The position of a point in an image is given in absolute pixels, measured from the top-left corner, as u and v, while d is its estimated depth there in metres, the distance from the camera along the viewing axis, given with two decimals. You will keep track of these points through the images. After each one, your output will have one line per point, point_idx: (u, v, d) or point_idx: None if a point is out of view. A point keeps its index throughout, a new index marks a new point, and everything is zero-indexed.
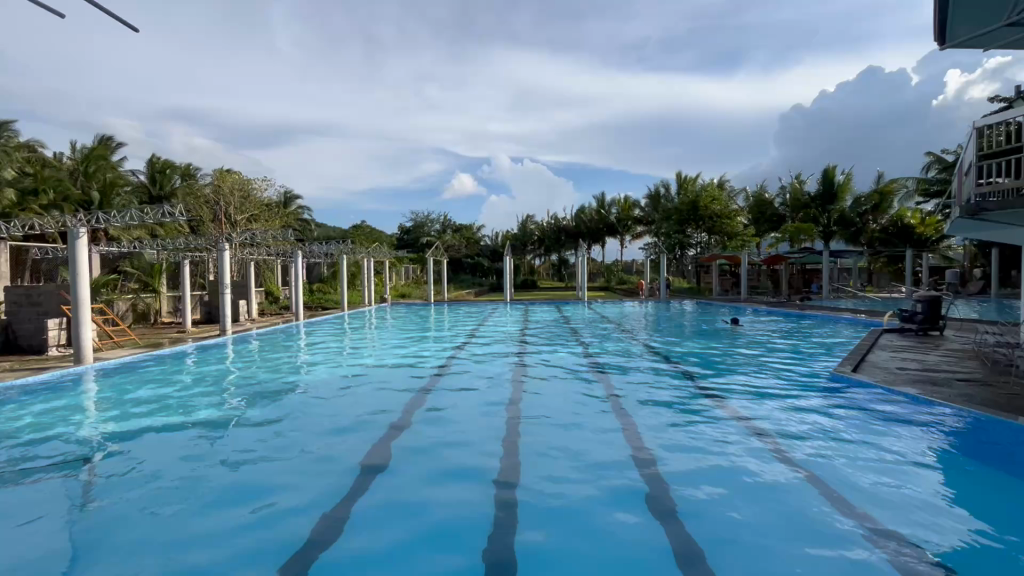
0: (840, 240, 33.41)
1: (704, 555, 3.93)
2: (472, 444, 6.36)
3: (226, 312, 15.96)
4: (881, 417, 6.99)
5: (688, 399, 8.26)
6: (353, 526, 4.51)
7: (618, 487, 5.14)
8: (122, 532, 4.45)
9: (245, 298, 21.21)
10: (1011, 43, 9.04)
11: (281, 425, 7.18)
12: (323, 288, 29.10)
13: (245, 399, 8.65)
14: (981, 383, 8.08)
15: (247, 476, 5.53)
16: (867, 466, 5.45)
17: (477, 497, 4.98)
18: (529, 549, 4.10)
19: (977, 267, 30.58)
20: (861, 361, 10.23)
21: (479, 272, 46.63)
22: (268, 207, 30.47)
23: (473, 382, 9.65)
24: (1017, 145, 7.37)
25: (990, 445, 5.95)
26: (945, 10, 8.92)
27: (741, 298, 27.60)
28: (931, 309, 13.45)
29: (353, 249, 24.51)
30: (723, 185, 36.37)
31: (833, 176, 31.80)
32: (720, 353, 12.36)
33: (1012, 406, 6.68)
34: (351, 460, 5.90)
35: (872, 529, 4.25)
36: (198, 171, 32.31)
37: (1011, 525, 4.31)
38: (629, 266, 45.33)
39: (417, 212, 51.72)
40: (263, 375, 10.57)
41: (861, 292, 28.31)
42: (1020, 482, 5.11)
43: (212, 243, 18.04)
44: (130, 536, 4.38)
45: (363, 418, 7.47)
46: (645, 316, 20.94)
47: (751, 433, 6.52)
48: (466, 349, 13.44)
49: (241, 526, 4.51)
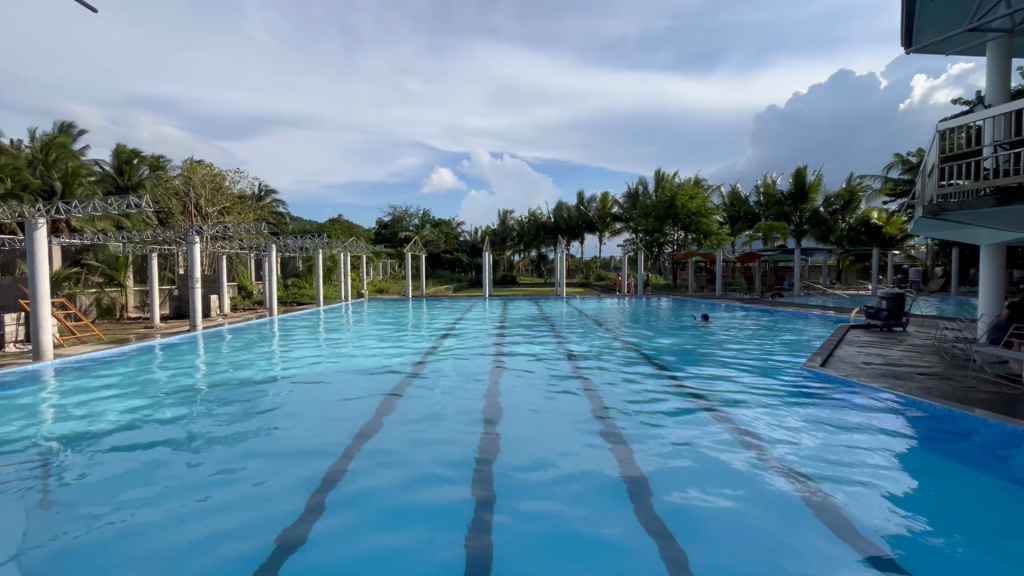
0: (811, 239, 34.37)
1: (679, 545, 4.06)
2: (448, 442, 6.26)
3: (196, 307, 15.53)
4: (845, 409, 7.29)
5: (663, 393, 8.42)
6: (326, 528, 4.37)
7: (598, 480, 5.19)
8: (88, 531, 4.32)
9: (217, 292, 20.72)
10: (970, 49, 9.42)
11: (250, 424, 6.96)
12: (298, 283, 28.59)
13: (216, 397, 8.42)
14: (942, 377, 8.36)
15: (220, 476, 5.36)
16: (830, 455, 5.69)
17: (454, 497, 4.87)
18: (507, 543, 4.12)
19: (939, 266, 31.72)
20: (829, 356, 10.59)
21: (458, 267, 46.35)
22: (240, 200, 29.76)
23: (451, 377, 9.64)
24: (976, 148, 7.66)
25: (953, 439, 6.12)
26: (911, 15, 9.23)
27: (715, 295, 28.21)
28: (896, 306, 13.93)
29: (329, 243, 24.08)
30: (699, 183, 36.97)
31: (804, 177, 32.91)
32: (694, 348, 12.64)
33: (968, 399, 7.01)
34: (325, 459, 5.76)
35: (833, 515, 4.45)
36: (167, 161, 31.32)
37: (954, 508, 4.62)
38: (607, 263, 45.82)
39: (395, 206, 51.28)
40: (237, 371, 10.36)
41: (830, 289, 29.14)
42: (964, 466, 5.47)
43: (182, 236, 17.54)
44: (97, 537, 4.23)
45: (338, 415, 7.38)
46: (623, 313, 21.11)
47: (722, 426, 6.72)
48: (445, 344, 13.45)
49: (208, 530, 4.34)
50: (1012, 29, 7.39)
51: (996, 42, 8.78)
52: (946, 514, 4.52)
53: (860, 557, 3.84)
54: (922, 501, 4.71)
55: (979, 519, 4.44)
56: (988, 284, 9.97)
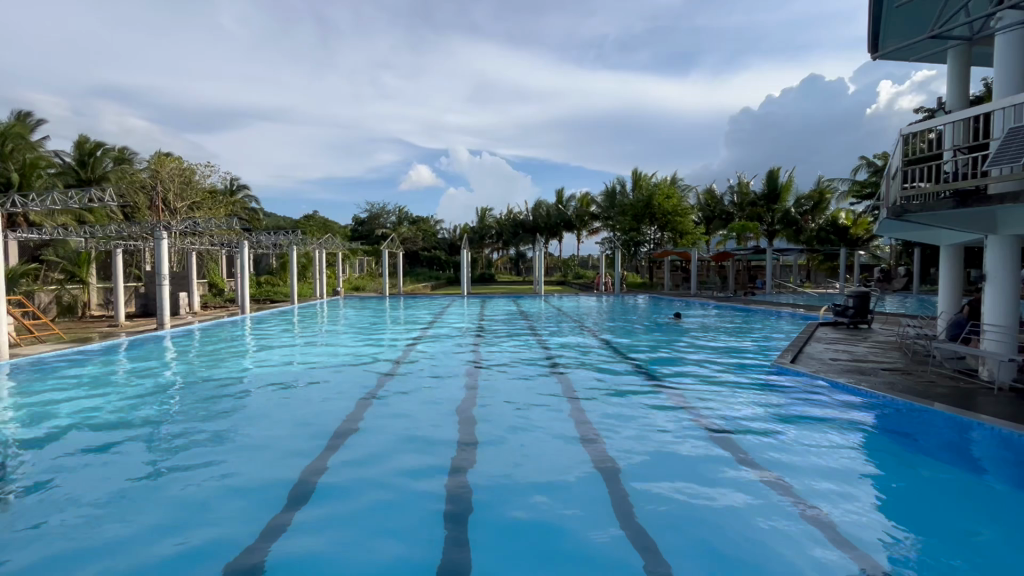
0: (782, 238, 35.23)
1: (653, 536, 4.18)
2: (425, 441, 6.19)
3: (164, 305, 15.01)
4: (813, 403, 7.52)
5: (639, 390, 8.55)
6: (296, 532, 4.23)
7: (574, 474, 5.29)
8: (52, 534, 4.18)
9: (186, 290, 20.09)
10: (930, 56, 9.78)
11: (221, 425, 6.77)
12: (271, 280, 27.96)
13: (185, 397, 8.18)
14: (904, 373, 8.67)
15: (188, 478, 5.18)
16: (798, 449, 5.87)
17: (430, 496, 4.83)
18: (486, 538, 4.15)
19: (902, 265, 32.95)
20: (798, 352, 10.88)
21: (436, 265, 46.10)
22: (211, 195, 28.94)
23: (429, 375, 9.62)
24: (937, 153, 7.91)
25: (917, 435, 6.25)
26: (877, 23, 9.54)
27: (691, 293, 28.67)
28: (862, 304, 14.42)
29: (304, 240, 23.65)
30: (675, 182, 37.52)
31: (776, 178, 33.80)
32: (669, 345, 12.84)
33: (928, 393, 7.30)
34: (299, 459, 5.65)
35: (799, 506, 4.60)
36: (133, 154, 30.22)
37: (913, 497, 4.82)
38: (585, 261, 46.13)
39: (372, 203, 50.61)
40: (206, 370, 10.07)
41: (800, 287, 30.04)
42: (924, 456, 5.71)
43: (148, 231, 16.96)
44: (63, 540, 4.09)
45: (313, 414, 7.26)
46: (600, 310, 21.33)
47: (697, 422, 6.83)
48: (422, 342, 13.39)
49: (181, 526, 4.29)
50: (970, 37, 7.67)
51: (956, 49, 9.14)
52: (924, 515, 4.51)
53: (823, 545, 4.01)
54: (902, 504, 4.68)
55: (957, 520, 4.43)
56: (948, 283, 10.39)
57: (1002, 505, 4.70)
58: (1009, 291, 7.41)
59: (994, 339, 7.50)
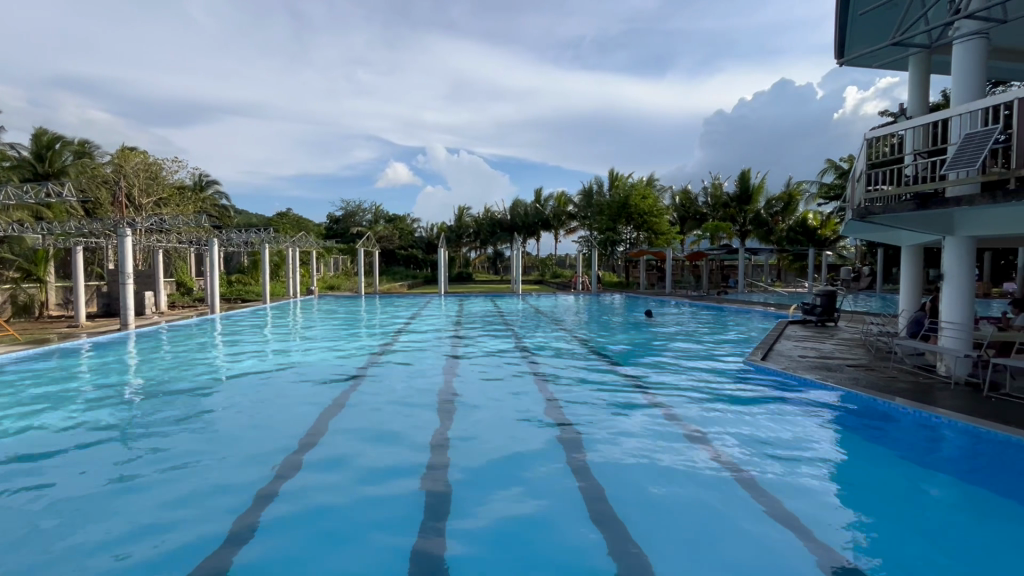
0: (754, 239, 36.06)
1: (623, 527, 4.30)
2: (399, 443, 6.07)
3: (128, 305, 14.46)
4: (782, 399, 7.74)
5: (614, 387, 8.65)
6: (264, 540, 4.05)
7: (549, 469, 5.36)
8: (13, 539, 4.05)
9: (152, 289, 19.43)
10: (892, 62, 10.14)
11: (187, 429, 6.52)
12: (242, 279, 27.28)
13: (151, 398, 7.93)
14: (867, 369, 8.99)
15: (149, 488, 4.92)
16: (765, 443, 6.04)
17: (406, 499, 4.73)
18: (458, 532, 4.20)
19: (867, 265, 34.12)
20: (769, 349, 11.16)
21: (413, 264, 45.74)
22: (178, 191, 28.04)
23: (404, 374, 9.53)
24: (899, 157, 8.19)
25: (877, 429, 6.51)
26: (844, 29, 9.81)
27: (666, 292, 29.11)
28: (828, 302, 14.85)
29: (276, 238, 23.16)
30: (651, 182, 38.04)
31: (748, 179, 34.61)
32: (644, 343, 13.00)
33: (890, 388, 7.58)
34: (270, 464, 5.45)
35: (767, 498, 4.75)
36: (94, 148, 29.04)
37: (871, 488, 5.02)
38: (562, 261, 46.37)
39: (348, 202, 49.81)
40: (174, 371, 9.76)
41: (771, 287, 30.82)
42: (883, 449, 5.95)
43: (111, 228, 16.34)
44: (24, 546, 3.95)
45: (285, 415, 7.13)
46: (577, 309, 21.45)
47: (670, 419, 6.95)
48: (399, 342, 13.26)
49: (152, 528, 4.21)
50: (930, 44, 7.89)
51: (916, 56, 9.50)
52: (879, 503, 4.72)
53: (784, 533, 4.18)
54: (861, 494, 4.88)
55: (926, 518, 4.49)
56: (909, 281, 10.78)
57: (960, 497, 4.87)
58: (965, 289, 7.73)
59: (952, 336, 7.81)
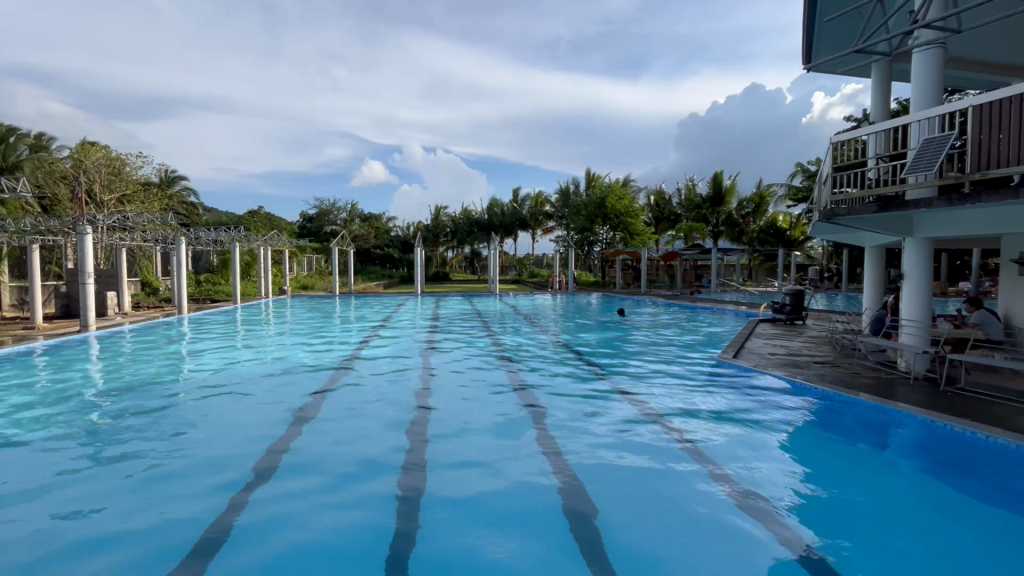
0: (726, 239, 36.83)
1: (597, 521, 4.38)
2: (375, 444, 6.01)
3: (89, 306, 13.90)
4: (752, 396, 7.93)
5: (590, 385, 8.74)
6: (234, 548, 3.93)
7: (524, 466, 5.42)
8: None
9: (115, 289, 18.74)
10: (856, 68, 10.50)
11: (154, 432, 6.33)
12: (211, 279, 26.56)
13: (114, 402, 7.64)
14: (833, 366, 9.27)
15: (112, 495, 4.73)
16: (736, 440, 6.16)
17: (383, 498, 4.73)
18: (434, 529, 4.22)
19: (833, 265, 35.24)
20: (740, 348, 11.43)
21: (389, 263, 45.24)
22: (143, 188, 27.09)
23: (380, 375, 9.41)
24: (863, 160, 8.44)
25: (841, 423, 6.75)
26: (811, 34, 10.08)
27: (641, 291, 29.52)
28: (797, 301, 15.29)
29: (247, 236, 22.61)
30: (627, 183, 38.50)
31: (720, 181, 35.37)
32: (619, 342, 13.15)
33: (854, 384, 7.87)
34: (239, 468, 5.31)
35: (738, 493, 4.87)
36: (51, 142, 27.80)
37: (838, 481, 5.18)
38: (539, 260, 46.53)
39: (322, 200, 48.95)
40: (138, 374, 9.43)
41: (743, 287, 31.45)
42: (846, 442, 6.17)
43: (71, 225, 15.68)
44: None
45: (257, 416, 6.99)
46: (553, 309, 21.58)
47: (643, 416, 7.05)
48: (374, 342, 13.11)
49: (118, 534, 4.09)
50: (891, 52, 8.13)
51: (878, 64, 9.86)
52: (846, 495, 4.89)
53: (756, 524, 4.32)
54: (828, 487, 5.05)
55: (889, 508, 4.67)
56: (872, 280, 11.16)
57: (918, 486, 5.11)
58: (922, 287, 8.07)
59: (910, 333, 8.14)
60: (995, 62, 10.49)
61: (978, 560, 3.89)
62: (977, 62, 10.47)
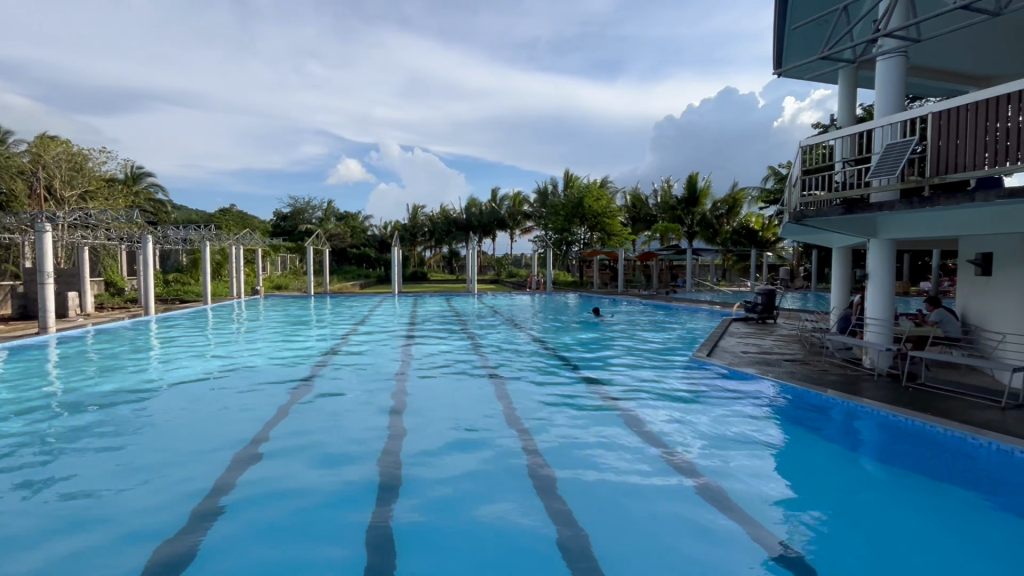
0: (701, 240, 37.48)
1: (571, 515, 4.45)
2: (352, 443, 5.95)
3: (50, 307, 13.37)
4: (726, 393, 8.12)
5: (568, 384, 8.81)
6: (204, 553, 3.81)
7: (501, 464, 5.45)
8: None
9: (77, 290, 18.02)
10: (823, 75, 10.84)
11: (120, 435, 6.15)
12: (180, 278, 25.80)
13: (77, 405, 7.38)
14: (802, 363, 9.56)
15: (72, 501, 4.57)
16: (710, 436, 6.30)
17: (360, 496, 4.72)
18: (411, 526, 4.23)
19: (803, 266, 36.20)
20: (714, 346, 11.69)
21: (365, 263, 44.61)
22: (107, 184, 26.11)
23: (355, 376, 9.31)
24: (831, 164, 8.71)
25: (811, 418, 6.95)
26: (781, 41, 10.36)
27: (618, 291, 29.85)
28: (768, 301, 15.70)
29: (218, 235, 22.02)
30: (605, 184, 38.84)
31: (695, 183, 35.99)
32: (596, 341, 13.30)
33: (822, 380, 8.12)
34: (213, 470, 5.22)
35: (713, 489, 4.97)
36: (7, 135, 26.56)
37: (807, 476, 5.32)
38: (517, 260, 46.56)
39: (296, 198, 48.01)
40: (101, 377, 9.11)
41: (717, 287, 32.08)
42: (816, 437, 6.34)
43: (29, 223, 15.04)
44: None
45: (229, 418, 6.85)
46: (531, 309, 21.65)
47: (619, 413, 7.16)
48: (350, 342, 12.96)
49: (85, 538, 3.99)
50: (856, 59, 8.36)
51: (844, 71, 10.19)
52: (816, 489, 5.04)
53: (728, 519, 4.42)
54: (798, 481, 5.19)
55: (856, 501, 4.83)
56: (840, 280, 11.54)
57: (885, 479, 5.28)
58: (886, 288, 8.38)
59: (875, 331, 8.43)
60: (952, 71, 10.96)
61: (947, 557, 3.96)
62: (936, 71, 10.92)
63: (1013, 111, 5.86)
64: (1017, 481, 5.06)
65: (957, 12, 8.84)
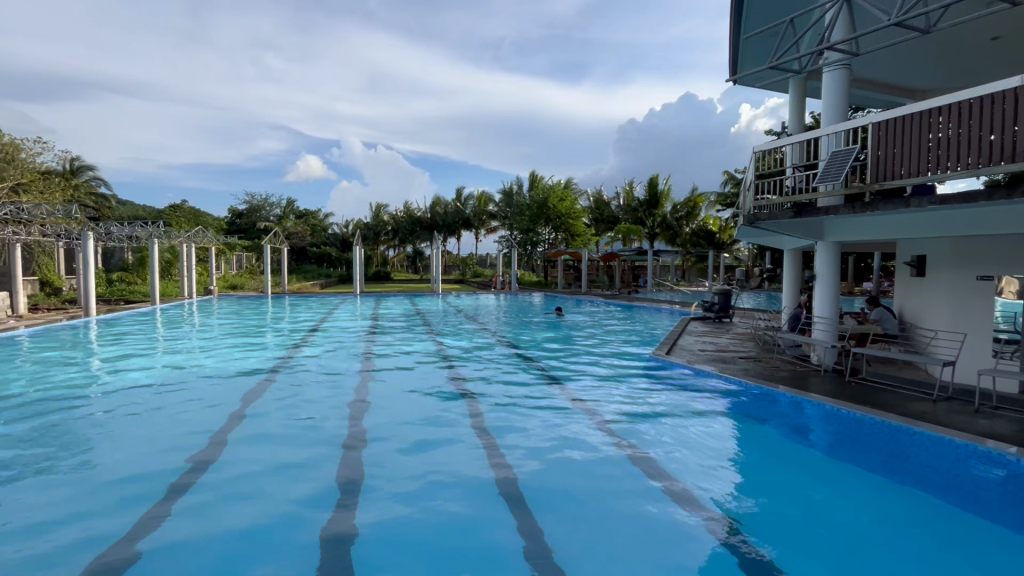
0: (662, 241, 38.33)
1: (531, 510, 4.53)
2: (313, 445, 5.86)
3: None
4: (685, 391, 8.36)
5: (532, 383, 8.86)
6: (155, 558, 3.70)
7: (463, 462, 5.48)
8: None
9: (8, 290, 16.81)
10: (774, 84, 11.35)
11: (61, 441, 5.86)
12: (125, 277, 24.44)
13: (12, 410, 6.96)
14: (756, 360, 9.94)
15: (13, 508, 4.36)
16: (669, 432, 6.47)
17: (319, 496, 4.66)
18: (372, 524, 4.22)
19: (757, 267, 37.53)
20: (673, 345, 12.00)
21: (326, 262, 43.42)
22: (43, 177, 24.45)
23: (315, 378, 9.10)
24: (782, 169, 9.09)
25: (764, 414, 7.22)
26: (735, 49, 10.78)
27: (582, 291, 30.16)
28: (725, 300, 16.25)
29: (167, 232, 21.01)
30: (568, 185, 39.24)
31: (656, 185, 36.79)
32: (560, 340, 13.45)
33: (774, 377, 8.47)
34: (165, 474, 5.05)
35: (670, 483, 5.12)
36: None
37: (759, 468, 5.52)
38: (482, 259, 46.36)
39: (253, 195, 46.31)
40: (37, 381, 8.57)
41: (677, 286, 32.95)
42: (769, 432, 6.59)
43: None
44: None
45: (183, 421, 6.62)
46: (497, 309, 21.64)
47: (582, 411, 7.27)
48: (311, 344, 12.65)
49: (27, 544, 3.84)
50: (801, 70, 8.57)
51: (794, 80, 10.70)
52: (766, 481, 5.23)
53: (684, 510, 4.58)
54: (751, 473, 5.38)
55: (803, 491, 5.04)
56: (791, 281, 12.06)
57: (829, 469, 5.54)
58: (831, 288, 8.85)
59: (822, 329, 8.86)
60: (889, 83, 11.70)
61: (884, 541, 4.17)
62: (875, 83, 11.61)
63: (944, 122, 6.30)
64: (947, 469, 5.40)
65: (893, 28, 9.45)
